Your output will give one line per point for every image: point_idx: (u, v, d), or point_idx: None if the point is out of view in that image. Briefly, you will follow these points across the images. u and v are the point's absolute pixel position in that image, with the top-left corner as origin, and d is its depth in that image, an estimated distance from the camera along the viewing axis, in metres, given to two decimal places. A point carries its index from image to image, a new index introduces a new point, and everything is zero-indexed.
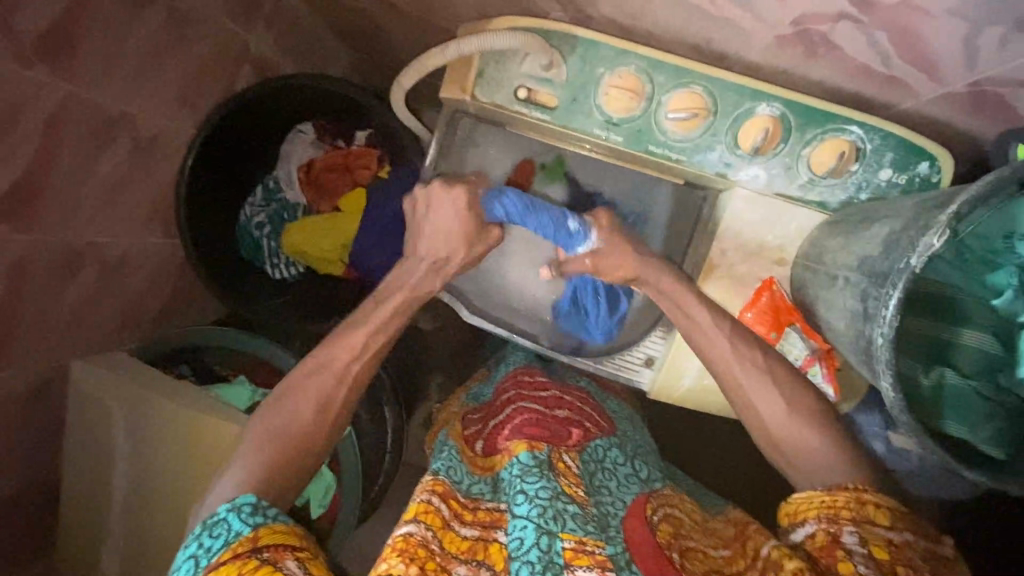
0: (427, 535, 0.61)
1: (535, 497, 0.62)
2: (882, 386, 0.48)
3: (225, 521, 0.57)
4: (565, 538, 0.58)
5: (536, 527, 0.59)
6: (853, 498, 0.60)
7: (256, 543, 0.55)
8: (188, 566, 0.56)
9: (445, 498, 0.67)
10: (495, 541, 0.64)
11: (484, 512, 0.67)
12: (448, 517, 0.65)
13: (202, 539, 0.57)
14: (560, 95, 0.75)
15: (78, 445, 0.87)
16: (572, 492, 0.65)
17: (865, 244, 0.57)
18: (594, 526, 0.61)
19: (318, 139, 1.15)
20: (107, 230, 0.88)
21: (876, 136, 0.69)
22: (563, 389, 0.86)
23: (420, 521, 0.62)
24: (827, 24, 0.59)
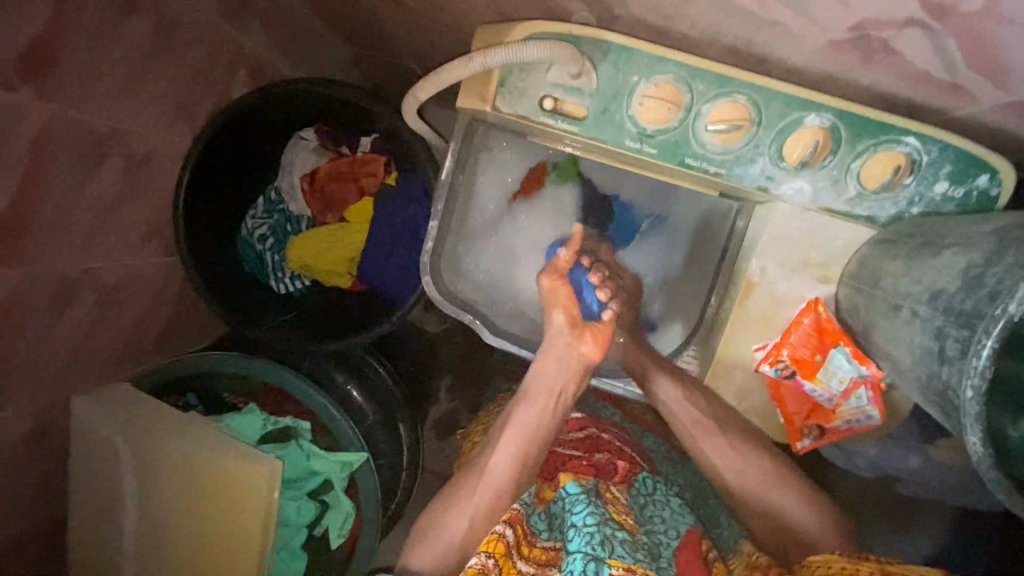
0: (487, 564, 0.69)
1: (583, 526, 0.64)
2: (967, 440, 0.44)
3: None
4: (614, 564, 0.60)
5: (586, 555, 0.61)
6: (877, 568, 0.63)
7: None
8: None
9: (513, 524, 0.73)
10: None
11: (541, 550, 0.73)
12: (510, 544, 0.71)
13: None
14: (589, 105, 0.69)
15: (82, 486, 0.82)
16: (622, 519, 0.67)
17: (936, 275, 0.52)
18: (644, 553, 0.63)
19: (321, 146, 1.08)
20: (103, 256, 0.83)
21: (934, 148, 0.64)
22: (593, 422, 0.83)
23: (485, 550, 0.70)
24: (890, 29, 0.54)
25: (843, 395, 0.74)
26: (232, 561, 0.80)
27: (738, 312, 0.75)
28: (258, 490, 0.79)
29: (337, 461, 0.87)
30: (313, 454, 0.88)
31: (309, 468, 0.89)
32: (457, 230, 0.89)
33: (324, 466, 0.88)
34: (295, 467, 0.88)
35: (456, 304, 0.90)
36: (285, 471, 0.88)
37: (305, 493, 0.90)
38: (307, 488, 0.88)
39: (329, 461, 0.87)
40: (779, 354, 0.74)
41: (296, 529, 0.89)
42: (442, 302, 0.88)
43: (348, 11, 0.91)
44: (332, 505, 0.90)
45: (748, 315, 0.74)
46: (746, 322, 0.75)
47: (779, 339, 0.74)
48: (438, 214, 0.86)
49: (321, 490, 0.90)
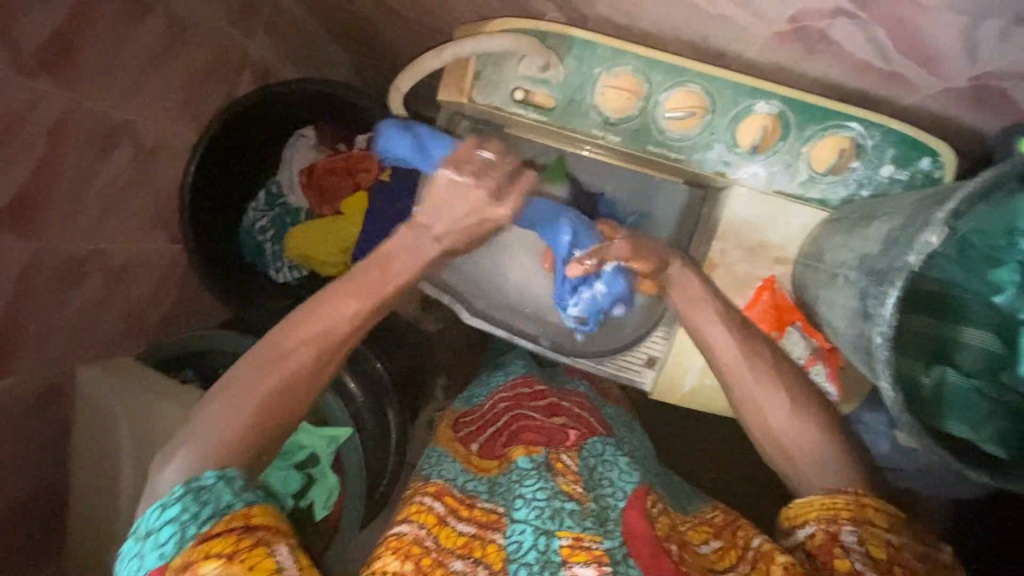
0: (419, 533, 0.63)
1: (532, 500, 0.64)
2: (881, 386, 0.48)
3: (216, 488, 0.56)
4: (563, 535, 0.60)
5: (534, 529, 0.61)
6: (853, 501, 0.60)
7: (250, 522, 0.55)
8: (173, 532, 0.54)
9: (441, 496, 0.68)
10: (491, 541, 0.64)
11: (480, 512, 0.67)
12: (443, 514, 0.66)
13: (187, 502, 0.55)
14: (557, 95, 0.75)
15: (84, 449, 0.88)
16: (572, 489, 0.65)
17: (865, 242, 0.56)
18: (592, 521, 0.62)
19: (320, 143, 1.15)
20: (111, 237, 0.89)
21: (876, 133, 0.68)
22: (559, 395, 0.86)
23: (415, 519, 0.65)
24: (824, 20, 0.59)
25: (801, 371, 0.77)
26: None
27: None
28: None
29: (323, 435, 0.92)
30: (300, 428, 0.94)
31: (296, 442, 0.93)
32: None
33: (310, 439, 0.93)
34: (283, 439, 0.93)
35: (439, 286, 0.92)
36: None
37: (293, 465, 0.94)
38: (294, 459, 0.93)
39: (316, 435, 0.93)
40: None
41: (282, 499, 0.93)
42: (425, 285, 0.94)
43: (344, 17, 0.98)
44: (318, 479, 0.95)
45: None
46: None
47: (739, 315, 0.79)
48: (421, 200, 0.92)
49: (307, 463, 0.95)
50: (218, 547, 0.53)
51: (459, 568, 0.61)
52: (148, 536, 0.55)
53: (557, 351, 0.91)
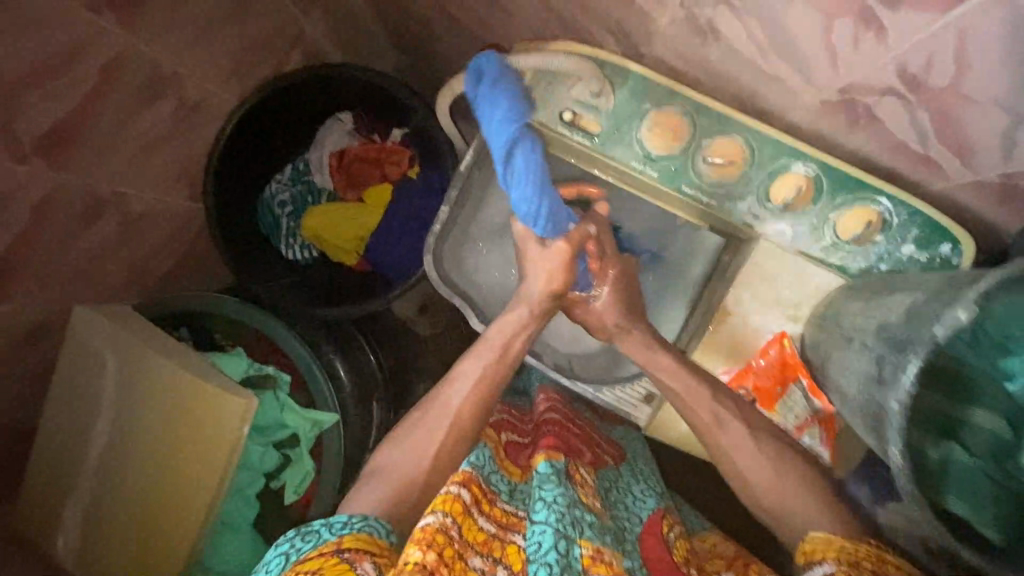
0: (446, 522, 0.57)
1: (552, 503, 0.60)
2: (891, 452, 0.49)
3: (318, 532, 0.61)
4: (583, 544, 0.57)
5: (555, 531, 0.57)
6: (876, 553, 0.59)
7: (340, 546, 0.58)
8: (277, 561, 0.60)
9: (468, 485, 0.64)
10: (512, 542, 0.62)
11: (501, 513, 0.66)
12: (468, 503, 0.62)
13: (294, 540, 0.60)
14: (604, 122, 0.76)
15: (62, 390, 0.85)
16: (589, 502, 0.65)
17: (886, 312, 0.58)
18: (610, 538, 0.61)
19: (355, 130, 1.15)
20: (136, 184, 0.89)
21: (904, 212, 0.70)
22: (575, 415, 0.87)
23: (441, 509, 0.59)
24: (874, 97, 0.62)
25: (799, 429, 0.80)
26: (186, 489, 0.83)
27: (711, 335, 0.81)
28: (229, 421, 0.81)
29: (308, 418, 0.90)
30: (287, 407, 0.91)
31: (281, 420, 0.91)
32: (465, 225, 0.94)
33: (295, 421, 0.90)
34: (267, 415, 0.91)
35: (453, 287, 0.95)
36: (260, 418, 0.91)
37: (273, 442, 0.93)
38: (275, 437, 0.91)
39: (301, 417, 0.90)
40: (743, 380, 0.80)
41: (255, 476, 0.91)
42: (439, 283, 0.94)
43: (403, 19, 1.00)
44: (294, 461, 0.92)
45: (719, 340, 0.81)
46: (716, 347, 0.81)
47: (745, 365, 0.81)
48: (451, 200, 0.92)
49: (287, 443, 0.93)
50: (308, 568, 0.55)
51: (478, 564, 0.58)
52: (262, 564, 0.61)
53: (559, 372, 0.92)
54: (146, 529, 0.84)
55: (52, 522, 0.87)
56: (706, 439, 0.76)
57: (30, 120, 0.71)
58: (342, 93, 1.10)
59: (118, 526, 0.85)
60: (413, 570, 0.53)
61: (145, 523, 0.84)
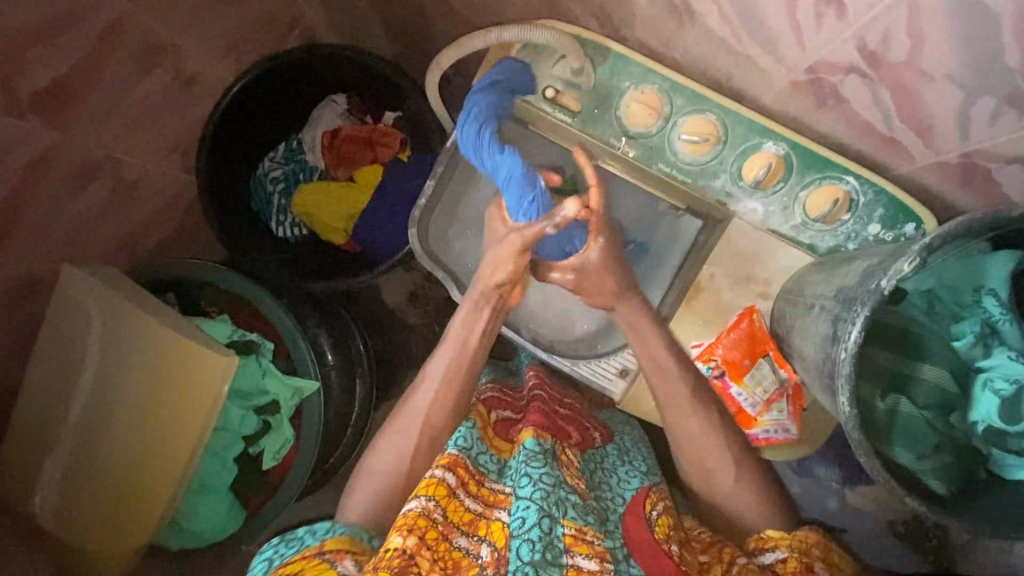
0: (429, 506, 0.58)
1: (538, 481, 0.57)
2: (839, 401, 0.51)
3: (301, 535, 0.66)
4: (566, 524, 0.56)
5: (539, 509, 0.55)
6: (819, 541, 0.70)
7: (321, 548, 0.62)
8: (262, 565, 0.65)
9: (453, 468, 0.62)
10: (497, 519, 0.60)
11: (488, 491, 0.64)
12: (454, 486, 0.61)
13: (278, 545, 0.65)
14: (583, 100, 0.79)
15: (46, 349, 0.87)
16: (574, 483, 0.62)
17: (843, 277, 0.60)
18: (593, 518, 0.59)
19: (349, 112, 1.18)
20: (129, 151, 0.91)
21: (870, 191, 0.73)
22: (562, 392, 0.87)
23: (424, 494, 0.58)
24: (839, 75, 0.64)
25: (766, 403, 0.81)
26: (166, 447, 0.84)
27: (685, 307, 0.83)
28: (212, 380, 0.84)
29: (289, 385, 0.92)
30: (269, 373, 0.93)
31: (261, 385, 0.93)
32: (450, 202, 0.96)
33: (275, 387, 0.92)
34: (249, 379, 0.93)
35: (435, 261, 0.97)
36: (241, 382, 0.92)
37: (253, 407, 0.94)
38: (255, 402, 0.93)
39: (282, 384, 0.92)
40: (712, 352, 0.82)
41: (234, 439, 0.93)
42: (422, 256, 0.96)
43: (398, 5, 1.04)
44: (274, 429, 0.94)
45: (691, 313, 0.83)
46: (688, 321, 0.83)
47: (715, 338, 0.82)
48: (437, 175, 0.94)
49: (267, 409, 0.95)
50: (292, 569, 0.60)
51: (463, 544, 0.58)
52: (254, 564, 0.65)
53: (536, 345, 0.92)
54: (124, 486, 0.85)
55: (31, 480, 0.88)
56: (674, 413, 0.78)
57: (29, 78, 0.74)
58: (337, 75, 1.13)
59: (95, 483, 0.86)
60: (395, 556, 0.54)
61: (124, 481, 0.85)
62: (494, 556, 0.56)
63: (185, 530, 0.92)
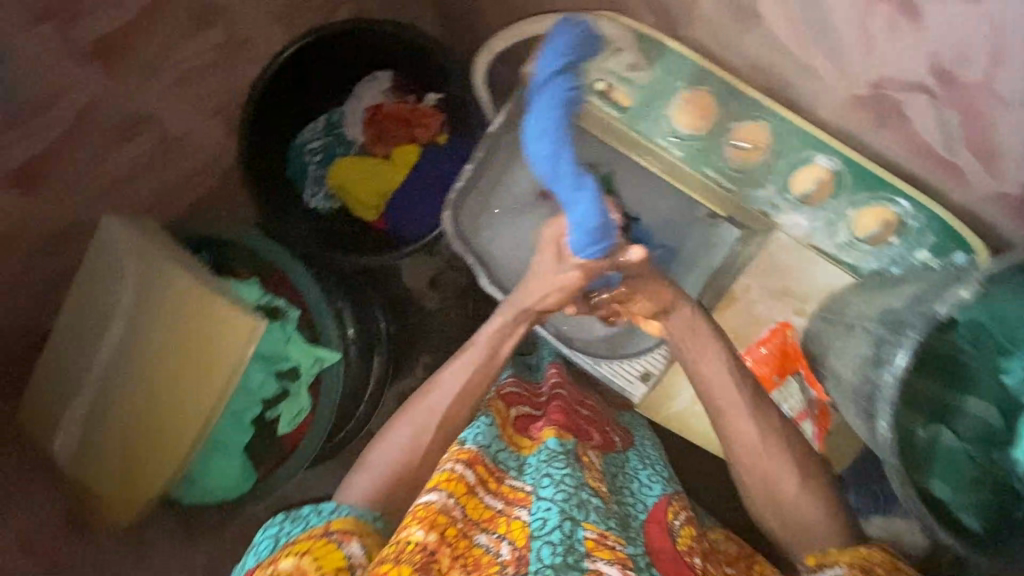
0: (448, 502, 0.57)
1: (561, 482, 0.58)
2: (880, 425, 0.51)
3: (307, 513, 0.62)
4: (588, 527, 0.55)
5: (560, 511, 0.55)
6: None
7: (329, 529, 0.60)
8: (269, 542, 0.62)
9: (473, 464, 0.62)
10: (516, 517, 0.58)
11: (508, 488, 0.63)
12: (472, 484, 0.61)
13: (286, 520, 0.62)
14: (635, 97, 0.78)
15: (80, 294, 0.89)
16: (597, 486, 0.62)
17: (890, 299, 0.59)
18: (616, 523, 0.58)
19: (392, 89, 1.17)
20: (174, 107, 0.92)
21: (922, 215, 0.71)
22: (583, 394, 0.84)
23: (443, 487, 0.58)
24: (903, 92, 0.62)
25: (790, 423, 0.80)
26: (186, 402, 0.85)
27: (716, 317, 0.81)
28: (236, 340, 0.84)
29: (311, 354, 0.92)
30: (293, 340, 0.94)
31: (285, 351, 0.94)
32: (488, 189, 0.96)
33: (298, 355, 0.93)
34: (274, 344, 0.94)
35: (467, 246, 0.97)
36: (265, 346, 0.93)
37: (275, 373, 0.95)
38: (279, 367, 0.94)
39: (305, 352, 0.93)
40: None
41: (252, 401, 0.94)
42: (455, 239, 0.95)
43: None
44: (290, 395, 0.94)
45: (721, 324, 0.81)
46: (718, 331, 0.81)
47: (744, 352, 0.81)
48: (477, 159, 0.94)
49: (288, 376, 0.95)
50: (298, 548, 0.58)
51: (483, 541, 0.57)
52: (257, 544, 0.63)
53: (560, 340, 0.92)
54: (141, 435, 0.87)
55: (53, 418, 0.90)
56: None
57: None
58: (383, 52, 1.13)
59: (114, 430, 0.88)
60: (416, 551, 0.53)
61: (141, 430, 0.87)
62: (514, 556, 0.54)
63: (197, 485, 0.94)
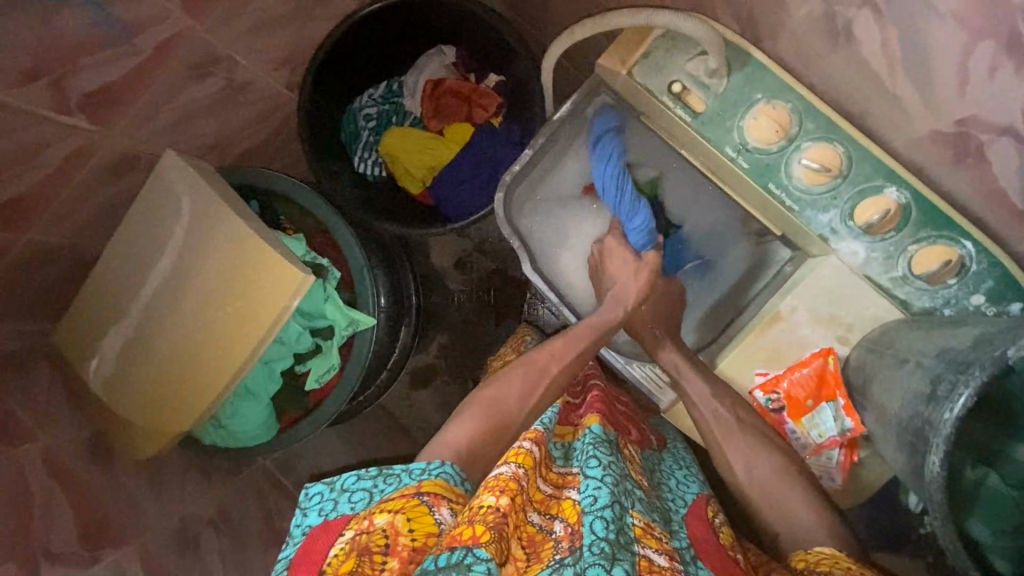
0: (518, 473, 0.59)
1: (608, 465, 0.59)
2: (928, 460, 0.50)
3: (397, 473, 0.63)
4: (635, 515, 0.58)
5: (611, 493, 0.56)
6: None
7: (420, 489, 0.59)
8: (361, 494, 0.62)
9: (539, 444, 0.65)
10: (568, 498, 0.61)
11: (557, 475, 0.65)
12: (536, 462, 0.63)
13: (378, 479, 0.62)
14: (710, 102, 0.77)
15: (134, 226, 0.90)
16: (638, 478, 0.65)
17: (950, 338, 0.59)
18: (658, 516, 0.61)
19: (454, 65, 1.17)
20: (246, 56, 0.93)
21: (984, 260, 0.70)
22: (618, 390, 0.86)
23: (513, 461, 0.60)
24: (990, 135, 0.62)
25: (818, 448, 0.81)
26: (223, 344, 0.87)
27: (758, 334, 0.81)
28: (283, 292, 0.85)
29: (348, 316, 0.92)
30: (331, 299, 0.93)
31: (322, 309, 0.94)
32: (541, 178, 0.96)
33: (335, 315, 0.93)
34: (311, 301, 0.94)
35: (513, 229, 0.96)
36: (304, 303, 0.94)
37: (310, 328, 0.96)
38: (315, 324, 0.94)
39: (341, 313, 0.93)
40: (776, 385, 0.81)
41: (285, 352, 0.95)
42: (503, 222, 0.95)
43: None
44: (322, 353, 0.96)
45: (762, 342, 0.81)
46: (758, 350, 0.81)
47: (781, 373, 0.80)
48: (536, 146, 0.93)
49: (325, 332, 0.96)
50: (391, 506, 0.57)
51: (537, 520, 0.58)
52: (343, 492, 0.63)
53: None
54: (174, 370, 0.88)
55: (92, 343, 0.92)
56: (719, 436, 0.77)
57: None
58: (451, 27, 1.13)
59: (149, 362, 0.89)
60: (490, 512, 0.53)
61: (175, 365, 0.88)
62: (568, 531, 0.56)
63: (222, 427, 0.95)
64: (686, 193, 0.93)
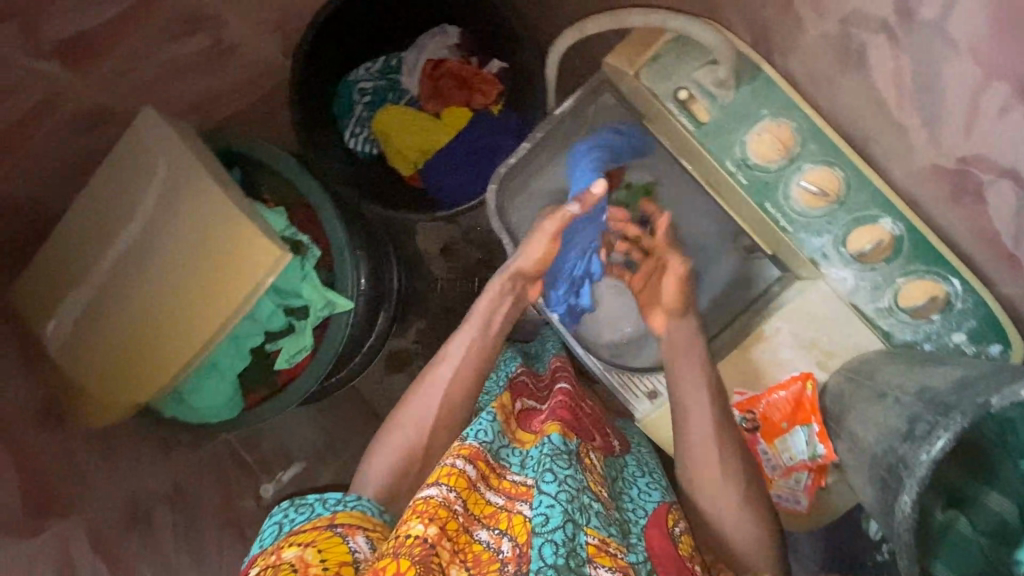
0: (449, 497, 0.58)
1: (564, 481, 0.58)
2: (901, 499, 0.50)
3: (312, 503, 0.66)
4: (591, 533, 0.57)
5: (564, 512, 0.56)
6: None
7: (333, 521, 0.63)
8: (273, 530, 0.65)
9: (474, 460, 0.63)
10: (519, 513, 0.60)
11: (508, 483, 0.64)
12: (474, 479, 0.61)
13: (290, 510, 0.66)
14: (714, 114, 0.75)
15: (104, 183, 0.86)
16: (597, 490, 0.64)
17: (930, 377, 0.59)
18: (615, 530, 0.61)
19: (456, 47, 1.14)
20: None
21: (970, 299, 0.70)
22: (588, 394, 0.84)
23: (444, 484, 0.59)
24: (990, 175, 0.61)
25: (787, 470, 0.80)
26: (190, 315, 0.83)
27: (739, 351, 0.80)
28: (256, 266, 0.82)
29: (326, 298, 0.90)
30: (308, 279, 0.91)
31: (298, 288, 0.92)
32: (535, 172, 0.93)
33: (311, 294, 0.91)
34: (288, 279, 0.91)
35: (503, 223, 0.93)
36: (280, 280, 0.91)
37: (283, 306, 0.93)
38: (288, 302, 0.92)
39: (318, 293, 0.91)
40: (753, 405, 0.80)
41: (256, 329, 0.92)
42: (493, 214, 0.92)
43: None
44: (295, 332, 0.93)
45: (742, 359, 0.80)
46: (736, 367, 0.81)
47: (758, 394, 0.80)
48: (535, 139, 0.90)
49: (298, 310, 0.93)
50: (301, 539, 0.61)
51: (484, 536, 0.58)
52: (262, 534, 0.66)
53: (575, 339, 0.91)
54: (136, 337, 0.84)
55: (50, 301, 0.87)
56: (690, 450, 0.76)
57: None
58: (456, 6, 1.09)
59: (110, 326, 0.85)
60: (417, 545, 0.54)
61: (137, 332, 0.84)
62: (516, 552, 0.56)
63: (184, 401, 0.92)
64: (682, 199, 0.91)
